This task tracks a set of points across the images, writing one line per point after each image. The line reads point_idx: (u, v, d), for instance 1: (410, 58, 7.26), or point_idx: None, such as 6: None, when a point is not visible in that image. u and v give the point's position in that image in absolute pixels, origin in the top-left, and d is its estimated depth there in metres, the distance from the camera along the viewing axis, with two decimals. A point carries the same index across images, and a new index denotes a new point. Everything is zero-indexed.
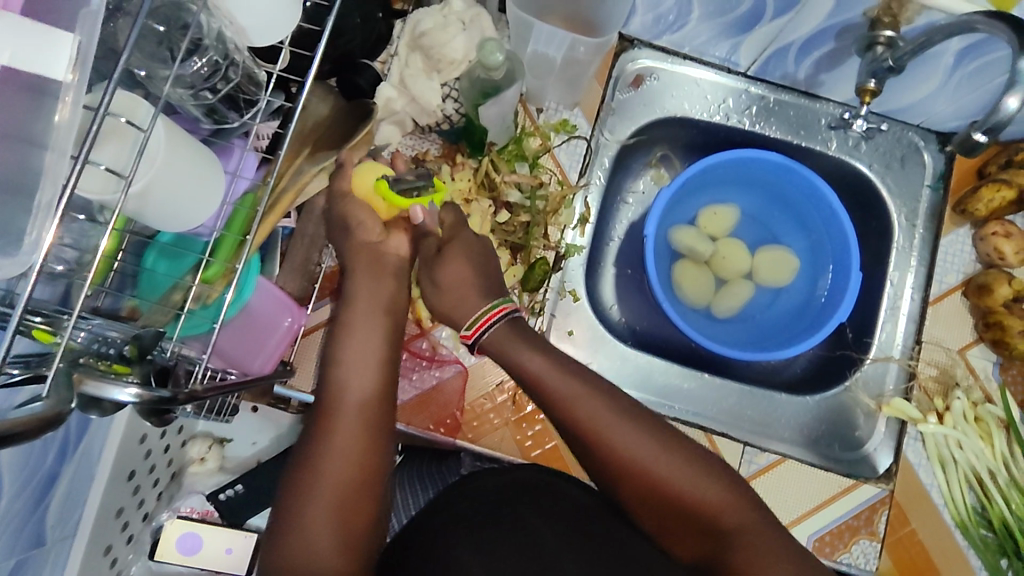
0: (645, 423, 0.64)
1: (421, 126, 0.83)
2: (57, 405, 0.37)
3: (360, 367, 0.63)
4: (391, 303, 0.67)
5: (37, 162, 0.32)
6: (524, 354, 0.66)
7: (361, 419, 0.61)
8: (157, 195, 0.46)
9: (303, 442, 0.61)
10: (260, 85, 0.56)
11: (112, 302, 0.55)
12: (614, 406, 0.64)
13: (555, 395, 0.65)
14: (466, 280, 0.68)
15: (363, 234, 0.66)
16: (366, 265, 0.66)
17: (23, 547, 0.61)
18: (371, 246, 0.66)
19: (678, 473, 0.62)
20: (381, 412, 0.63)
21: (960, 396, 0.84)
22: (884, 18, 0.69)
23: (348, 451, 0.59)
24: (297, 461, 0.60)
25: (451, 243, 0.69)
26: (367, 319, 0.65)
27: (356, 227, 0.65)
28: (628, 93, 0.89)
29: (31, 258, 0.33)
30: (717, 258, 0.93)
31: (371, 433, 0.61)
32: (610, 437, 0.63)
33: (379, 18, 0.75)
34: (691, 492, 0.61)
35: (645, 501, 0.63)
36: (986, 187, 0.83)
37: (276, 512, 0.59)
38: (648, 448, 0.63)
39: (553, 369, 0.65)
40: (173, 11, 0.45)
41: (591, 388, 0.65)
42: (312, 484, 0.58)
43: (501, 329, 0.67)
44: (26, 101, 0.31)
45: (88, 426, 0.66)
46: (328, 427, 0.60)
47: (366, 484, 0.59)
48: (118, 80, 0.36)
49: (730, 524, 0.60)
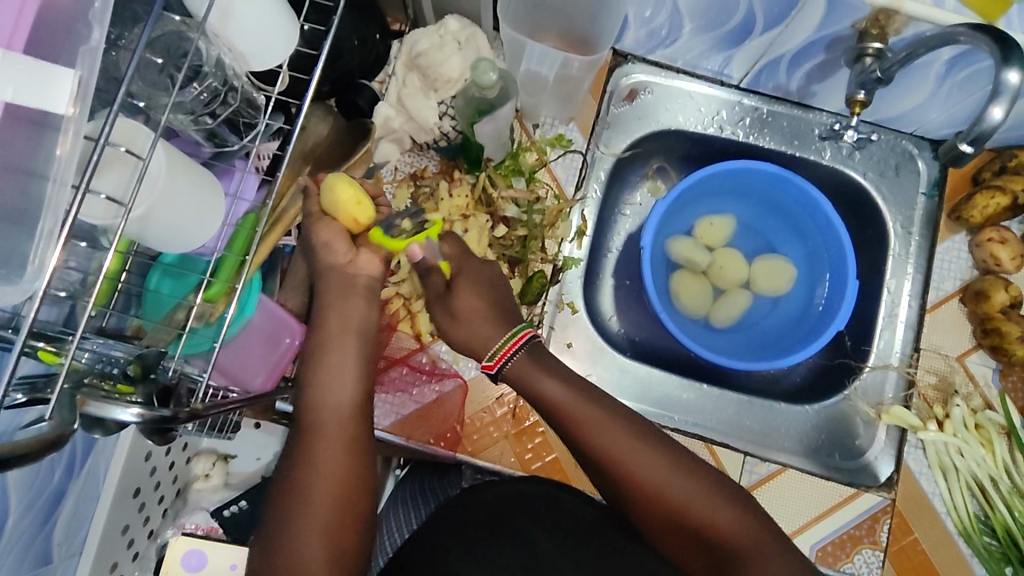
0: (660, 442, 0.65)
1: (419, 143, 0.85)
2: (61, 427, 0.37)
3: (338, 384, 0.62)
4: (363, 324, 0.64)
5: (38, 192, 0.33)
6: (544, 382, 0.67)
7: (343, 440, 0.61)
8: (158, 220, 0.47)
9: (287, 462, 0.60)
10: (260, 109, 0.57)
11: (117, 322, 0.56)
12: (633, 429, 0.65)
13: (573, 419, 0.65)
14: (478, 310, 0.69)
15: (332, 256, 0.63)
16: (334, 292, 0.63)
17: (31, 564, 0.62)
18: (338, 269, 0.63)
19: (691, 495, 0.62)
20: (359, 427, 0.62)
21: (959, 403, 0.84)
22: (872, 30, 0.70)
23: (333, 467, 0.59)
24: (282, 482, 0.60)
25: (460, 278, 0.71)
26: (342, 338, 0.63)
27: (325, 249, 0.63)
28: (622, 107, 0.90)
29: (33, 285, 0.34)
30: (714, 269, 0.94)
31: (354, 452, 0.61)
32: (625, 458, 0.63)
33: (377, 39, 0.77)
34: (702, 512, 0.61)
35: (654, 518, 0.62)
36: (980, 195, 0.84)
37: (262, 534, 0.58)
38: (663, 469, 0.63)
39: (570, 395, 0.66)
40: (174, 41, 0.47)
41: (608, 413, 0.65)
42: (300, 505, 0.58)
43: (521, 358, 0.68)
44: (29, 135, 0.32)
45: (93, 444, 0.67)
46: (309, 450, 0.60)
47: (352, 501, 0.60)
48: (118, 110, 0.37)
49: (739, 546, 0.60)
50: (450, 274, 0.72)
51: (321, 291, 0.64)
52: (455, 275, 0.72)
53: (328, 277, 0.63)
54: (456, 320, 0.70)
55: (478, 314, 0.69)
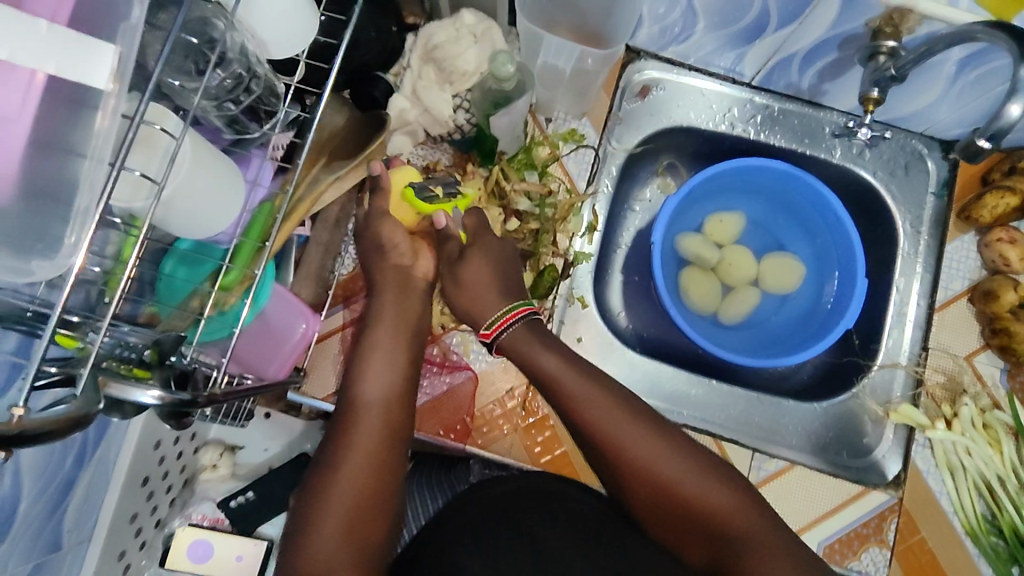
0: (660, 429, 0.65)
1: (433, 136, 0.85)
2: (85, 407, 0.38)
3: (383, 371, 0.65)
4: (418, 324, 0.71)
5: (74, 170, 0.33)
6: (540, 356, 0.67)
7: (383, 419, 0.63)
8: (181, 203, 0.47)
9: (325, 448, 0.62)
10: (280, 98, 0.59)
11: (132, 309, 0.56)
12: (634, 417, 0.65)
13: (569, 398, 0.65)
14: (484, 283, 0.70)
15: (397, 257, 0.70)
16: (392, 289, 0.70)
17: (41, 551, 0.62)
18: (400, 267, 0.70)
19: (690, 477, 0.62)
20: (401, 406, 0.65)
21: (967, 403, 0.85)
22: (885, 28, 0.70)
23: (366, 450, 0.61)
24: (315, 471, 0.60)
25: (473, 247, 0.71)
26: (394, 335, 0.68)
27: (391, 249, 0.70)
28: (634, 103, 0.91)
29: (68, 261, 0.34)
30: (724, 265, 0.94)
31: (389, 433, 0.63)
32: (624, 442, 0.63)
33: (393, 31, 0.78)
34: (702, 495, 0.62)
35: (661, 508, 0.63)
36: (990, 195, 0.84)
37: (289, 525, 0.59)
38: (665, 455, 0.63)
39: (567, 371, 0.66)
40: (200, 25, 0.47)
41: (602, 392, 0.66)
42: (328, 487, 0.58)
43: (519, 330, 0.69)
44: (65, 112, 0.32)
45: (105, 431, 0.67)
46: (349, 431, 0.62)
47: (379, 484, 0.60)
48: (151, 93, 0.38)
49: (739, 528, 0.60)
50: (466, 242, 0.72)
51: (377, 291, 0.70)
52: (470, 243, 0.72)
53: (386, 275, 0.70)
54: (460, 286, 0.71)
55: (485, 292, 0.70)
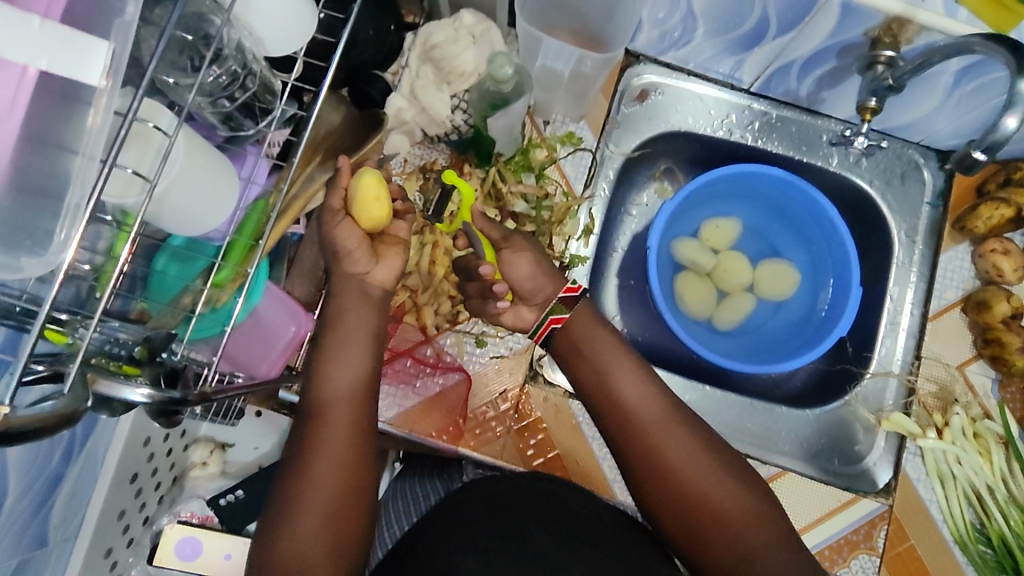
0: (696, 430, 0.68)
1: (430, 136, 0.85)
2: (74, 404, 0.37)
3: (345, 369, 0.65)
4: (377, 328, 0.68)
5: (65, 167, 0.32)
6: (601, 338, 0.70)
7: (347, 424, 0.63)
8: (174, 199, 0.47)
9: (290, 455, 0.62)
10: (277, 94, 0.57)
11: (122, 304, 0.56)
12: (673, 411, 0.68)
13: (617, 383, 0.69)
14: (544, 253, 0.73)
15: (353, 264, 0.65)
16: (352, 296, 0.66)
17: (26, 548, 0.61)
18: (357, 277, 0.66)
19: (715, 482, 0.64)
20: (364, 403, 0.65)
21: (958, 412, 0.85)
22: (884, 38, 0.70)
23: (332, 460, 0.61)
24: (281, 483, 0.61)
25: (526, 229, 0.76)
26: (354, 330, 0.67)
27: (346, 256, 0.65)
28: (633, 107, 0.91)
29: (58, 258, 0.34)
30: (719, 270, 0.94)
31: (356, 439, 0.63)
32: (660, 434, 0.66)
33: (392, 30, 0.77)
34: (722, 501, 0.64)
35: (677, 508, 0.64)
36: (984, 206, 0.84)
37: (260, 531, 0.60)
38: (696, 455, 0.65)
39: (622, 356, 0.70)
40: (194, 22, 0.46)
41: (648, 382, 0.69)
42: (300, 498, 0.59)
43: (585, 312, 0.71)
44: (60, 108, 0.32)
45: (93, 428, 0.66)
46: (312, 439, 0.62)
47: (349, 497, 0.61)
48: (145, 89, 0.37)
49: (755, 538, 0.62)
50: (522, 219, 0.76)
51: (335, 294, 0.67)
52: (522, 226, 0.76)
53: (343, 286, 0.66)
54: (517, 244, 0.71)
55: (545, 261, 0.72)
